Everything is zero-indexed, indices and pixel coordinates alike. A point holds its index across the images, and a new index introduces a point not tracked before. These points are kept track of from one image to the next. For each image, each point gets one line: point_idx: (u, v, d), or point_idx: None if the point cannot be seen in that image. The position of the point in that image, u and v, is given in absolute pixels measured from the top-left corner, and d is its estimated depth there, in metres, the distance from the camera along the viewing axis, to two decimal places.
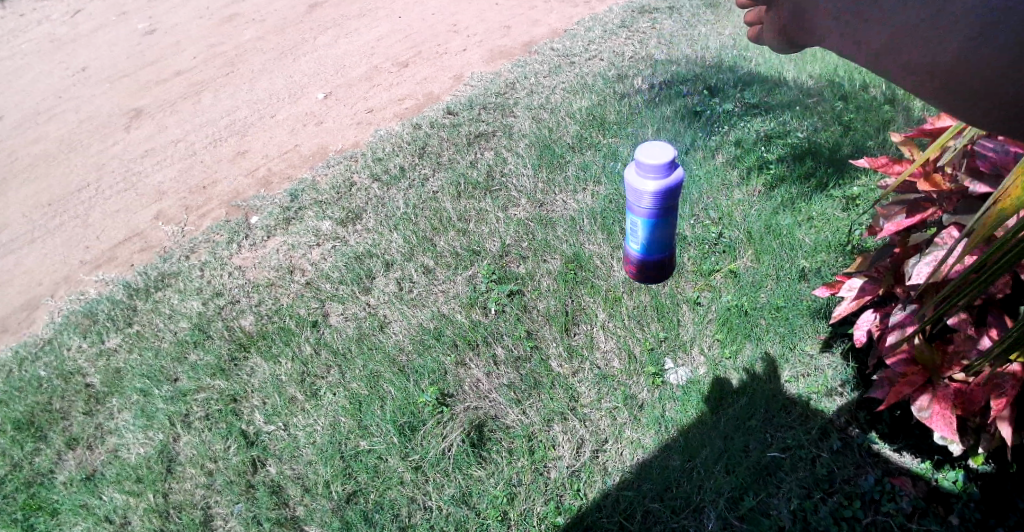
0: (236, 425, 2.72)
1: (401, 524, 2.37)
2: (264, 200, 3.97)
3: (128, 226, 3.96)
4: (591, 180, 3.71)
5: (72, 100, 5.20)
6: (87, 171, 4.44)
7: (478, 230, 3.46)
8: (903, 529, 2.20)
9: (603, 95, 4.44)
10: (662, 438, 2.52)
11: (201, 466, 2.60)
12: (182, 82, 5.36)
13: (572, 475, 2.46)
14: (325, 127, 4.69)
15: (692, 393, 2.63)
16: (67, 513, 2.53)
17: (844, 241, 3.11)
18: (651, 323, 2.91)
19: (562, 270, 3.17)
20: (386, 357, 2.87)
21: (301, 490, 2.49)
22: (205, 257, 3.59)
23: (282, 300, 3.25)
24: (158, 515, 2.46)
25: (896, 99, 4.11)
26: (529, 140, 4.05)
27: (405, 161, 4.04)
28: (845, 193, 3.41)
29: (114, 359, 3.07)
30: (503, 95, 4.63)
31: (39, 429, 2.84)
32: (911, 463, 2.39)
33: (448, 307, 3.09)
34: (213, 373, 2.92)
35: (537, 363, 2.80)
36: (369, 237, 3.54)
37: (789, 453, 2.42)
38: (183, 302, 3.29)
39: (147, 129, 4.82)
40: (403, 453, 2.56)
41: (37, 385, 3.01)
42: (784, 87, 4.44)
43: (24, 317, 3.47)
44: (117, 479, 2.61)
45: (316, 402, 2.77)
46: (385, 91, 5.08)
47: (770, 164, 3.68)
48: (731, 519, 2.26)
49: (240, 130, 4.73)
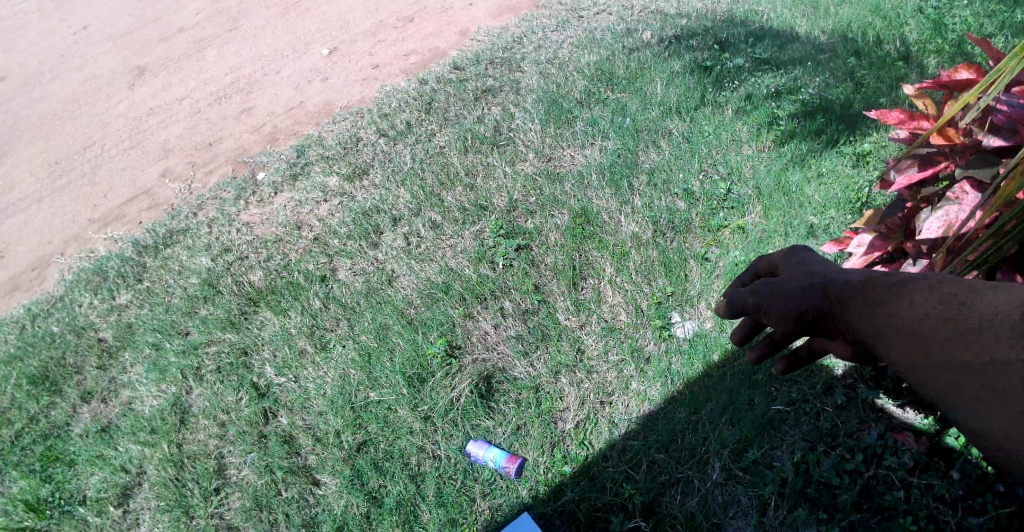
0: (247, 378, 2.75)
1: (411, 471, 2.42)
2: (270, 157, 3.96)
3: (135, 184, 3.96)
4: (599, 135, 3.69)
5: (75, 59, 5.15)
6: (92, 131, 4.42)
7: (486, 186, 3.46)
8: (904, 483, 2.20)
9: (612, 50, 4.38)
10: (668, 391, 2.55)
11: (213, 417, 2.65)
12: (185, 39, 5.29)
13: (578, 426, 2.50)
14: (330, 84, 4.65)
15: (698, 347, 2.66)
16: (84, 463, 2.58)
17: (853, 199, 3.10)
18: (658, 278, 2.92)
19: (570, 225, 3.17)
20: (395, 310, 2.90)
21: (312, 440, 2.54)
22: (213, 214, 3.60)
23: (290, 256, 3.27)
24: (173, 464, 2.51)
25: (910, 57, 4.06)
26: (537, 95, 4.02)
27: (412, 117, 4.01)
28: (856, 149, 3.39)
29: (125, 314, 3.10)
30: (510, 49, 4.57)
31: (54, 383, 2.87)
32: (914, 420, 2.39)
33: (456, 261, 3.10)
34: (223, 327, 2.95)
35: (545, 316, 2.83)
36: (376, 192, 3.54)
37: (794, 407, 2.45)
38: (191, 258, 3.31)
39: (151, 87, 4.78)
40: (412, 404, 2.60)
41: (50, 340, 3.04)
42: (795, 43, 4.39)
43: (35, 274, 3.49)
44: (131, 431, 2.65)
45: (325, 354, 2.81)
46: (390, 46, 5.01)
47: (780, 121, 3.65)
48: (734, 470, 2.29)
49: (245, 87, 4.69)
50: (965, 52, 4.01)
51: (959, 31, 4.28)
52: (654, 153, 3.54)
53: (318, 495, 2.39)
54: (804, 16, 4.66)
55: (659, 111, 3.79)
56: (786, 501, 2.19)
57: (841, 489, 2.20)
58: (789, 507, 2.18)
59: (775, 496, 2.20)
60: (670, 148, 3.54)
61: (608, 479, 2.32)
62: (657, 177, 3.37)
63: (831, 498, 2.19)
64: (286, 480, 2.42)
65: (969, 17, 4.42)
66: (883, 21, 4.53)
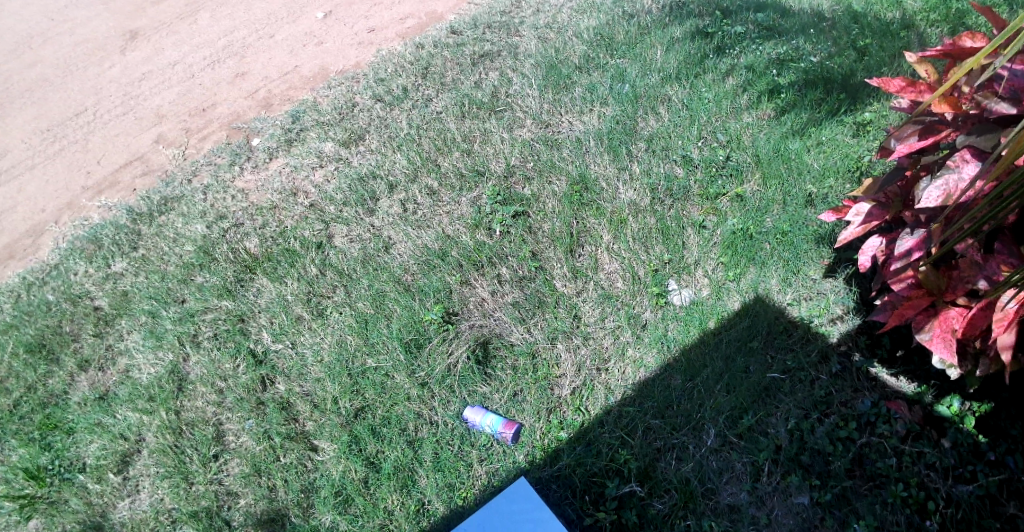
0: (244, 345, 2.75)
1: (408, 437, 2.43)
2: (265, 122, 3.92)
3: (128, 151, 3.92)
4: (598, 102, 3.66)
5: (65, 23, 5.06)
6: (83, 97, 4.35)
7: (483, 151, 3.44)
8: (897, 451, 2.19)
9: (612, 15, 4.35)
10: (664, 358, 2.56)
11: (211, 384, 2.65)
12: (177, 4, 5.21)
13: (575, 393, 2.51)
14: (325, 48, 4.57)
15: (695, 315, 2.66)
16: (82, 430, 2.58)
17: (852, 167, 3.08)
18: (655, 245, 2.92)
19: (568, 192, 3.16)
20: (392, 276, 2.90)
21: (310, 406, 2.54)
22: (208, 181, 3.56)
23: (286, 223, 3.25)
24: (172, 430, 2.51)
25: (912, 25, 4.01)
26: (535, 60, 3.99)
27: (408, 82, 3.97)
28: (856, 118, 3.36)
29: (120, 283, 3.08)
30: (508, 14, 4.52)
31: (51, 351, 2.85)
32: (907, 388, 2.36)
33: (452, 228, 3.10)
34: (219, 294, 2.94)
35: (542, 282, 2.83)
36: (372, 158, 3.52)
37: (789, 375, 2.44)
38: (187, 226, 3.29)
39: (143, 52, 4.70)
40: (409, 370, 2.60)
41: (46, 308, 3.02)
42: (797, 11, 4.35)
43: (29, 244, 3.46)
44: (129, 399, 2.65)
45: (322, 321, 2.81)
46: (386, 11, 4.92)
47: (781, 88, 3.62)
48: (729, 436, 2.30)
49: (239, 52, 4.63)
50: (968, 21, 3.95)
51: None
52: (653, 119, 3.51)
53: (316, 460, 2.39)
54: None
55: (659, 77, 3.75)
56: (779, 467, 2.20)
57: (835, 456, 2.20)
58: (783, 473, 2.19)
59: (769, 462, 2.20)
60: (669, 115, 3.51)
61: (604, 445, 2.33)
62: (656, 144, 3.35)
63: (824, 464, 2.19)
64: (284, 446, 2.42)
65: None
66: None
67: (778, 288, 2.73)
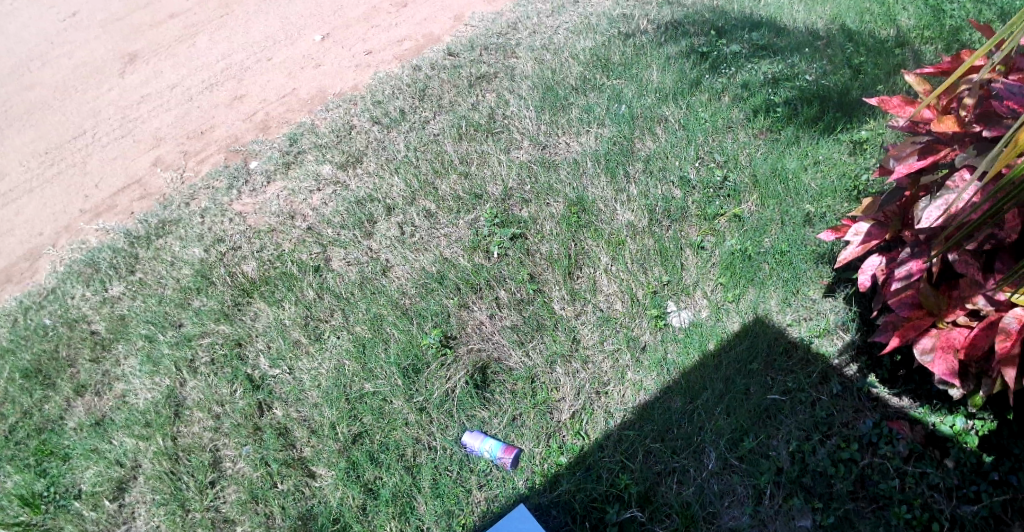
0: (240, 370, 2.72)
1: (406, 463, 2.41)
2: (263, 145, 3.93)
3: (127, 173, 3.93)
4: (595, 123, 3.67)
5: (64, 46, 5.10)
6: (82, 120, 4.36)
7: (481, 173, 3.45)
8: (899, 471, 2.16)
9: (609, 36, 4.39)
10: (664, 380, 2.54)
11: (207, 409, 2.62)
12: (176, 26, 5.26)
13: (574, 417, 2.49)
14: (323, 70, 4.60)
15: (694, 336, 2.64)
16: (78, 457, 2.54)
17: (850, 187, 3.07)
18: (654, 267, 2.92)
19: (565, 214, 3.17)
20: (389, 300, 2.89)
21: (307, 432, 2.51)
22: (206, 203, 3.57)
23: (283, 246, 3.25)
24: (168, 457, 2.48)
25: (907, 44, 4.02)
26: (532, 81, 4.01)
27: (406, 104, 3.99)
28: (852, 137, 3.36)
29: (117, 306, 3.07)
30: (505, 35, 4.55)
31: (48, 376, 2.83)
32: (909, 409, 2.33)
33: (450, 251, 3.10)
34: (216, 318, 2.93)
35: (539, 305, 2.83)
36: (369, 180, 3.53)
37: (790, 396, 2.42)
38: (184, 249, 3.29)
39: (141, 74, 4.73)
40: (407, 394, 2.58)
41: (42, 333, 3.00)
42: (791, 30, 4.37)
43: (27, 266, 3.45)
44: (125, 424, 2.62)
45: (319, 345, 2.79)
46: (384, 32, 4.96)
47: (776, 107, 3.63)
48: (730, 459, 2.27)
49: (236, 74, 4.65)
50: (962, 39, 3.96)
51: (957, 16, 4.26)
52: (650, 140, 3.53)
53: (314, 487, 2.36)
54: (797, 7, 4.67)
55: (655, 98, 3.77)
56: (781, 490, 2.17)
57: (837, 478, 2.17)
58: (785, 495, 2.17)
59: (771, 484, 2.18)
60: (666, 135, 3.52)
61: (604, 470, 2.30)
62: (653, 164, 3.36)
63: (826, 486, 2.16)
64: (280, 472, 2.39)
65: (967, 2, 4.39)
66: (878, 7, 4.51)
67: (777, 309, 2.72)
